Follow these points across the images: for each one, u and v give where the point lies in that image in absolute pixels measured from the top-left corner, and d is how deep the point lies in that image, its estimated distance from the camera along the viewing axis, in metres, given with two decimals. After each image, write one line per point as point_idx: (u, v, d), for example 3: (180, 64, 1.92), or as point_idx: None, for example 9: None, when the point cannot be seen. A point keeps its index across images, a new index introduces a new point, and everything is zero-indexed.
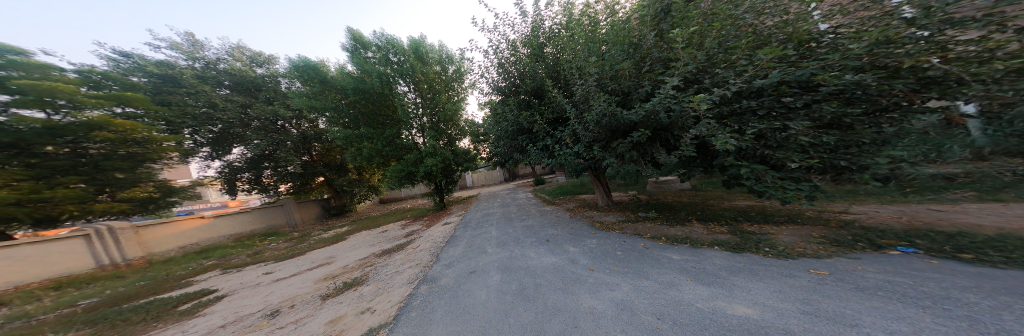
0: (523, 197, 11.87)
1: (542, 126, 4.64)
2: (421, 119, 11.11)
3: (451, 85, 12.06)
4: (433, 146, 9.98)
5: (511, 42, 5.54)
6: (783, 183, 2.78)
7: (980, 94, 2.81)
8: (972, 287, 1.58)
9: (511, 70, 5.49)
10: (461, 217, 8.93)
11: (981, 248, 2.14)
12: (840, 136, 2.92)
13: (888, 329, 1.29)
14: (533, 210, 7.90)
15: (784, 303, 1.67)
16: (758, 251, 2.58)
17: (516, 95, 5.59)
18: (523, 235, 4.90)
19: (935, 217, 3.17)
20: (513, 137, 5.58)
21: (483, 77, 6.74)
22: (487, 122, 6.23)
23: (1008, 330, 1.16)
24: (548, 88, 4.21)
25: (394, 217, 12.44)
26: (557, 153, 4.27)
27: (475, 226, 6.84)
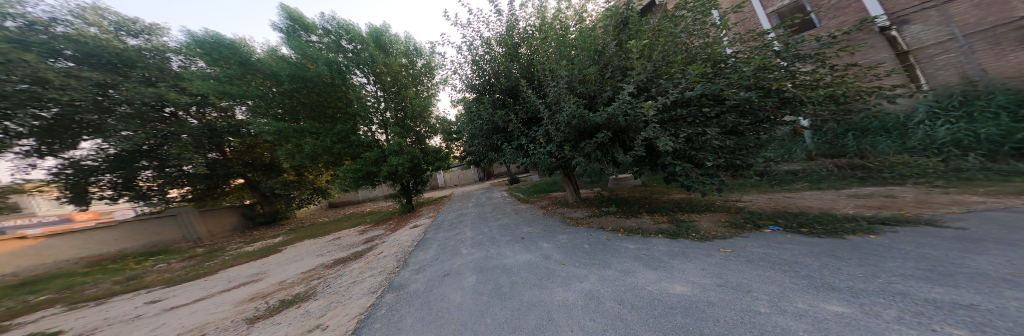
0: (497, 196, 12.02)
1: (516, 125, 4.75)
2: (388, 115, 10.29)
3: (419, 81, 11.65)
4: (399, 144, 9.35)
5: (485, 39, 5.49)
6: (703, 178, 3.52)
7: (817, 114, 4.06)
8: (806, 254, 2.49)
9: (486, 70, 5.48)
10: (430, 220, 8.52)
11: (811, 223, 3.24)
12: (737, 141, 3.81)
13: (767, 291, 1.93)
14: (507, 208, 8.11)
15: (706, 279, 2.20)
16: (688, 236, 3.27)
17: (491, 93, 5.58)
18: (498, 234, 5.00)
19: (790, 202, 4.53)
20: (487, 135, 5.53)
21: (456, 72, 6.54)
22: (460, 119, 6.05)
23: (830, 285, 1.94)
24: (523, 88, 4.30)
25: (349, 223, 11.12)
26: (531, 153, 4.41)
27: (448, 227, 6.65)
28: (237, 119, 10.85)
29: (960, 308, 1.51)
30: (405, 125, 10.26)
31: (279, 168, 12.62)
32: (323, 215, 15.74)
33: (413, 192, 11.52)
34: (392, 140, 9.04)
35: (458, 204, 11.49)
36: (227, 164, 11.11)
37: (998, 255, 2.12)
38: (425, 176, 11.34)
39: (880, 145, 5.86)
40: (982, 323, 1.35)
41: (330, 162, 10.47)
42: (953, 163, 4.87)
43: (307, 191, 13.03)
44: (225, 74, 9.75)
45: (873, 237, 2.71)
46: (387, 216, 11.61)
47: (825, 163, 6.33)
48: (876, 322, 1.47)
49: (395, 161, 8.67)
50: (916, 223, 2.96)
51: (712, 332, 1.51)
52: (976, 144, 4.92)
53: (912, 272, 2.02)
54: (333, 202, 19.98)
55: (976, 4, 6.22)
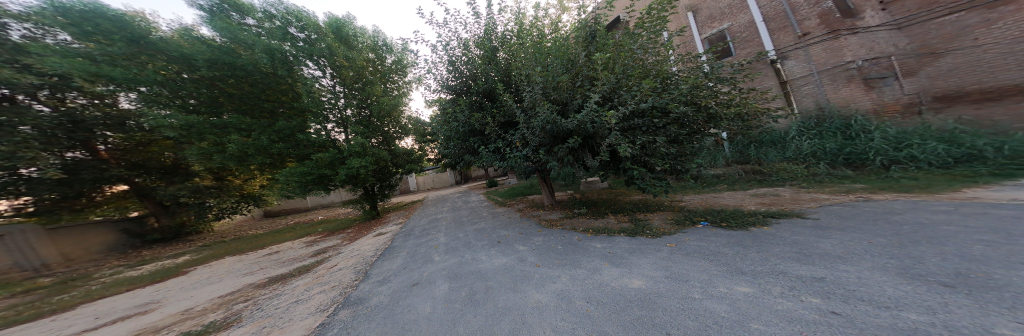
0: (474, 200, 11.74)
1: (493, 128, 4.75)
2: (357, 112, 9.32)
3: (388, 80, 10.62)
4: (362, 144, 8.50)
5: (463, 40, 5.39)
6: (655, 181, 4.05)
7: (736, 131, 5.06)
8: (728, 244, 3.11)
9: (463, 71, 5.41)
10: (398, 227, 7.89)
11: (729, 218, 4.11)
12: (680, 150, 4.46)
13: (701, 279, 2.36)
14: (483, 212, 8.04)
15: (657, 271, 2.58)
16: (644, 234, 3.74)
17: (468, 95, 5.50)
18: (474, 238, 4.94)
19: (717, 200, 5.57)
20: (462, 137, 5.42)
21: (431, 72, 6.28)
22: (435, 120, 5.78)
23: (743, 269, 2.47)
24: (499, 92, 4.32)
25: (294, 234, 9.61)
26: (508, 156, 4.50)
27: (418, 234, 6.25)
28: (120, 108, 8.36)
29: (816, 281, 2.10)
30: (370, 125, 9.32)
31: (189, 171, 10.50)
32: (251, 227, 13.37)
33: (377, 196, 10.65)
34: (353, 140, 8.18)
35: (430, 209, 10.92)
36: (103, 166, 8.76)
37: (837, 238, 3.00)
38: (389, 179, 10.45)
39: (771, 155, 7.68)
40: (828, 291, 1.90)
41: (265, 164, 8.78)
42: (812, 169, 6.66)
43: (231, 199, 11.13)
44: (102, 51, 7.18)
45: (765, 227, 3.58)
46: (343, 225, 10.31)
47: (737, 168, 7.90)
48: (768, 298, 1.92)
49: (357, 164, 7.89)
50: (792, 215, 3.98)
51: (662, 321, 1.76)
52: (825, 155, 6.87)
53: (790, 254, 2.71)
54: (270, 211, 16.97)
55: (825, 49, 8.36)
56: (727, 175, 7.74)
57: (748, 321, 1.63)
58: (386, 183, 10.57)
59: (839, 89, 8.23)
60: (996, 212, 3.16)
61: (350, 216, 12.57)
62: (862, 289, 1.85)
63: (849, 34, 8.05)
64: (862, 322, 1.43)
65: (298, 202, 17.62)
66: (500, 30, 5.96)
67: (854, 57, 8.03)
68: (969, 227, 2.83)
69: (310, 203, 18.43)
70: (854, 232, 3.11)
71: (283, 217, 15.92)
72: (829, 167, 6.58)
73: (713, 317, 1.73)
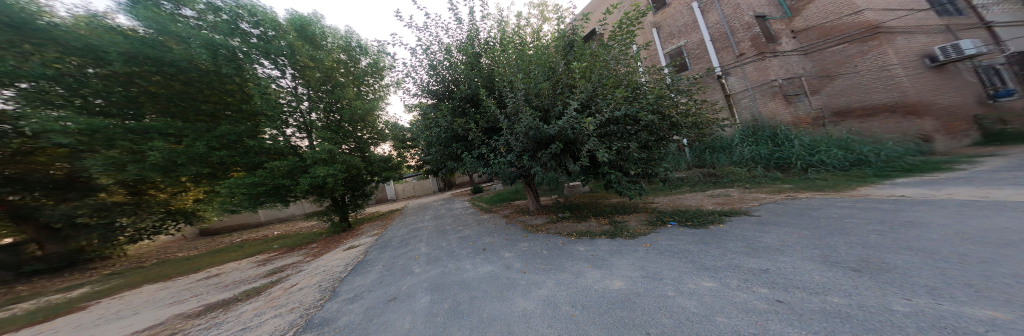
0: (458, 207, 11.37)
1: (477, 135, 4.69)
2: (332, 117, 9.05)
3: (361, 84, 10.16)
4: (330, 151, 7.78)
5: (444, 44, 5.34)
6: (628, 184, 4.34)
7: (693, 138, 5.63)
8: (697, 242, 3.40)
9: (445, 76, 5.32)
10: (373, 239, 7.31)
11: (694, 217, 4.51)
12: (650, 154, 4.81)
13: (674, 276, 2.52)
14: (466, 219, 7.81)
15: (635, 272, 2.71)
16: (623, 235, 3.92)
17: (450, 100, 5.42)
18: (457, 246, 4.76)
19: (684, 201, 6.08)
20: (444, 143, 5.31)
21: (410, 76, 6.13)
22: (415, 125, 5.53)
23: (710, 265, 2.69)
24: (482, 97, 4.31)
25: (243, 253, 8.38)
26: (492, 162, 4.49)
27: (396, 245, 5.85)
28: None
29: (766, 272, 2.37)
30: (340, 131, 8.78)
31: (91, 185, 8.46)
32: (186, 248, 11.37)
33: (348, 207, 9.81)
34: (318, 146, 7.46)
35: (410, 219, 10.28)
36: None
37: (776, 232, 3.45)
38: (362, 187, 9.65)
39: (721, 159, 8.66)
40: (775, 280, 2.15)
41: (202, 174, 7.50)
42: (753, 171, 7.69)
43: (152, 217, 9.30)
44: None
45: (719, 225, 4.00)
46: (306, 240, 9.27)
47: (697, 172, 8.69)
48: (730, 290, 2.11)
49: (322, 173, 7.14)
50: (740, 213, 4.52)
51: (641, 321, 1.83)
52: (761, 160, 7.95)
53: (744, 249, 3.04)
54: (209, 228, 14.58)
55: (755, 68, 9.72)
56: (688, 178, 8.53)
57: (714, 314, 1.77)
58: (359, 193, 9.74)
59: (767, 103, 9.60)
60: (880, 206, 3.93)
61: (314, 230, 11.38)
62: (799, 278, 2.14)
63: (775, 57, 9.57)
64: (801, 308, 1.64)
65: (247, 217, 15.46)
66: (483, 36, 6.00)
67: (781, 76, 9.52)
68: (865, 219, 3.46)
69: (263, 217, 16.21)
70: (790, 226, 3.61)
71: (229, 235, 13.78)
72: (767, 170, 7.62)
73: (686, 313, 1.84)
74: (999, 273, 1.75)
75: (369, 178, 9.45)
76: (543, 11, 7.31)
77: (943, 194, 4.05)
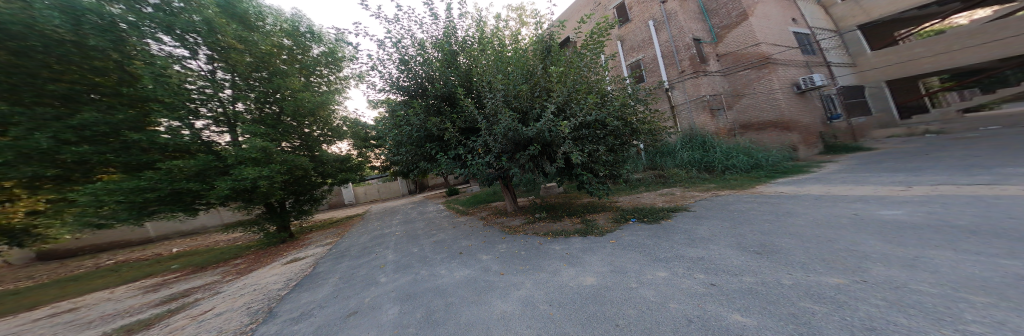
0: (432, 210, 10.74)
1: (454, 134, 4.78)
2: (269, 108, 7.86)
3: (310, 74, 9.05)
4: (265, 148, 6.58)
5: (420, 40, 5.47)
6: (597, 184, 4.68)
7: (647, 144, 6.33)
8: (655, 236, 3.82)
9: (418, 73, 5.46)
10: (326, 249, 6.47)
11: (652, 213, 5.06)
12: (616, 157, 5.26)
13: (638, 269, 2.78)
14: (442, 222, 7.45)
15: (605, 267, 2.90)
16: (594, 233, 4.19)
17: (424, 98, 5.53)
18: (430, 251, 4.52)
19: (643, 199, 6.77)
20: (417, 141, 5.35)
21: (376, 68, 6.00)
22: (383, 122, 5.70)
23: (667, 256, 3.06)
24: (460, 96, 4.30)
25: (135, 276, 6.62)
26: (470, 163, 4.42)
27: (356, 254, 5.27)
28: None
29: (704, 259, 2.79)
30: (280, 129, 7.69)
31: None
32: (23, 278, 8.42)
33: (288, 214, 8.64)
34: (249, 141, 6.21)
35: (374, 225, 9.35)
36: None
37: (705, 224, 4.12)
38: (308, 191, 8.62)
39: (668, 162, 9.88)
40: (713, 266, 2.57)
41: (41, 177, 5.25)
42: (686, 172, 9.13)
43: None
44: None
45: (667, 220, 4.61)
46: (231, 256, 7.72)
47: (650, 173, 9.75)
48: (679, 277, 2.44)
49: (253, 175, 5.94)
50: (682, 209, 5.24)
51: (612, 313, 1.97)
52: (693, 163, 9.43)
53: (687, 239, 3.53)
54: (57, 252, 11.53)
55: (692, 84, 11.36)
56: (642, 178, 9.55)
57: (669, 302, 2.01)
58: (300, 197, 8.68)
59: (699, 115, 11.34)
60: (775, 201, 5.00)
61: (242, 243, 9.57)
62: (729, 264, 2.56)
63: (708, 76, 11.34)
64: (734, 291, 1.99)
65: (126, 232, 13.05)
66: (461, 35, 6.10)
67: (713, 93, 11.37)
68: (765, 212, 4.38)
69: (152, 232, 13.72)
70: (716, 219, 4.32)
71: (99, 258, 10.66)
72: (701, 172, 9.05)
73: (647, 303, 2.05)
74: (850, 253, 2.40)
75: (311, 183, 8.46)
76: (521, 14, 7.28)
77: (815, 191, 5.33)
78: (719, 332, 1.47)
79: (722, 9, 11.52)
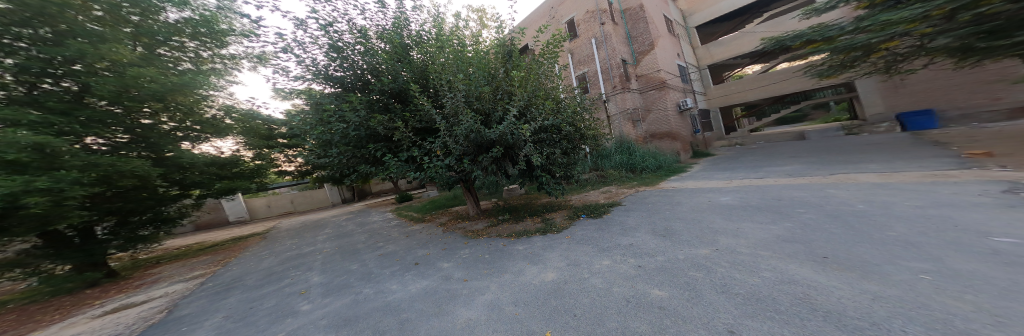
0: (379, 220, 9.47)
1: (407, 135, 4.45)
2: (53, 85, 4.45)
3: (158, 47, 5.76)
4: (41, 146, 3.68)
5: (361, 28, 4.87)
6: (554, 185, 5.03)
7: (592, 148, 7.04)
8: (602, 228, 4.32)
9: (358, 64, 4.89)
10: (193, 284, 4.88)
11: (600, 208, 5.69)
12: (570, 159, 5.72)
13: (588, 259, 3.09)
14: (391, 233, 6.65)
15: (562, 261, 3.12)
16: (553, 230, 4.46)
17: (369, 93, 4.99)
18: (376, 266, 4.01)
19: (590, 197, 7.55)
20: (361, 140, 4.93)
21: (294, 52, 4.97)
22: (309, 117, 4.97)
23: (612, 244, 3.51)
24: (416, 94, 4.04)
25: None
26: (427, 166, 4.19)
27: (263, 282, 4.18)
28: None
29: (633, 246, 3.33)
30: (85, 120, 4.51)
31: None
32: None
33: (109, 245, 5.91)
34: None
35: (297, 242, 7.67)
36: None
37: (633, 215, 4.92)
38: (148, 208, 6.32)
39: (605, 163, 11.28)
40: (640, 251, 3.09)
41: None
42: (620, 172, 10.60)
43: None
44: None
45: (608, 213, 5.26)
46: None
47: (594, 173, 10.93)
48: (618, 263, 2.85)
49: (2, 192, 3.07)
50: (615, 203, 6.08)
51: (571, 304, 2.11)
52: (624, 165, 11.01)
53: (624, 229, 4.12)
54: None
55: (620, 98, 13.39)
56: (589, 178, 10.60)
57: (613, 286, 2.31)
58: (126, 217, 6.06)
59: (624, 124, 13.45)
60: (683, 194, 6.29)
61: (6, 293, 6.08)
62: (656, 248, 3.11)
63: (632, 92, 13.56)
64: (655, 270, 2.53)
65: None
66: (415, 28, 5.66)
67: (635, 107, 13.65)
68: (677, 203, 5.48)
69: None
70: (642, 211, 5.16)
71: None
72: (629, 172, 10.65)
73: (598, 290, 2.28)
74: (726, 233, 3.25)
75: (151, 199, 6.29)
76: (482, 17, 7.04)
77: (708, 184, 6.95)
78: (646, 308, 1.80)
79: (641, 37, 13.83)
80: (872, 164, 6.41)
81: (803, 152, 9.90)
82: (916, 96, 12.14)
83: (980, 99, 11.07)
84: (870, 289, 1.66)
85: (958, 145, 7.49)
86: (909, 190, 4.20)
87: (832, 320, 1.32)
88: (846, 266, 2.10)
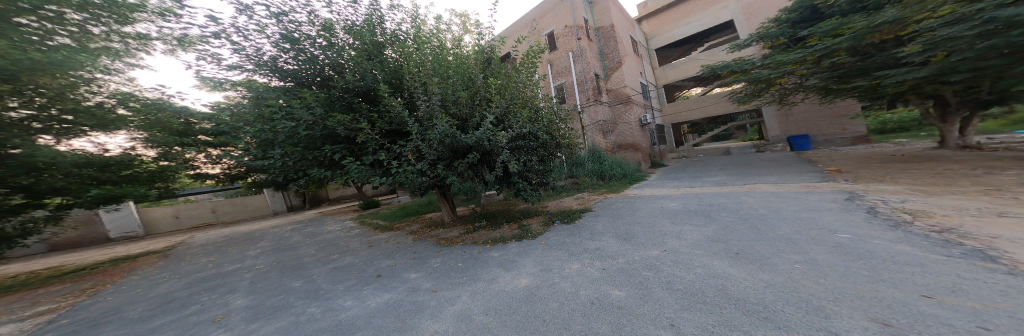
0: (338, 229, 8.51)
1: (373, 136, 4.13)
2: None
3: (16, 15, 4.22)
4: None
5: (325, 20, 4.49)
6: (530, 191, 5.12)
7: (569, 156, 7.31)
8: (574, 233, 4.47)
9: (318, 58, 4.45)
10: (45, 319, 3.68)
11: (574, 214, 5.91)
12: (548, 166, 5.85)
13: (559, 264, 3.16)
14: (350, 243, 6.01)
15: (535, 267, 3.15)
16: (529, 237, 4.48)
17: (332, 91, 4.55)
18: (327, 281, 3.57)
19: (566, 203, 7.80)
20: (317, 140, 4.47)
21: (236, 40, 4.36)
22: (254, 115, 4.42)
23: (582, 248, 3.65)
24: (386, 94, 3.81)
25: None
26: (397, 171, 3.94)
27: (166, 310, 3.37)
28: None
29: (600, 249, 3.51)
30: None
31: None
32: None
33: None
34: None
35: (228, 257, 6.48)
36: None
37: (603, 220, 5.19)
38: None
39: (579, 171, 11.84)
40: (606, 254, 3.27)
41: None
42: (592, 179, 11.25)
43: None
44: None
45: (580, 219, 5.48)
46: None
47: (569, 181, 11.38)
48: (587, 267, 2.97)
49: None
50: (587, 209, 6.37)
51: (542, 310, 2.12)
52: (595, 173, 11.70)
53: (594, 234, 4.31)
54: None
55: (590, 110, 14.25)
56: (565, 185, 10.98)
57: (580, 289, 2.40)
58: None
59: (594, 135, 14.29)
60: (648, 200, 6.89)
61: None
62: (621, 251, 3.32)
63: (601, 105, 14.49)
64: (617, 271, 2.69)
65: None
66: (391, 28, 5.39)
67: (604, 119, 14.56)
68: (643, 208, 5.96)
69: None
70: (611, 216, 5.48)
71: None
72: (599, 180, 11.33)
73: (567, 294, 2.34)
74: (679, 236, 3.61)
75: None
76: (464, 22, 6.94)
77: (667, 191, 7.72)
78: (608, 309, 1.90)
79: (610, 55, 15.02)
80: (785, 176, 7.80)
81: (730, 165, 11.62)
82: (797, 124, 15.22)
83: (835, 129, 14.38)
84: (767, 278, 2.01)
85: (826, 162, 9.58)
86: (810, 197, 5.20)
87: (741, 307, 1.58)
88: (751, 259, 2.51)
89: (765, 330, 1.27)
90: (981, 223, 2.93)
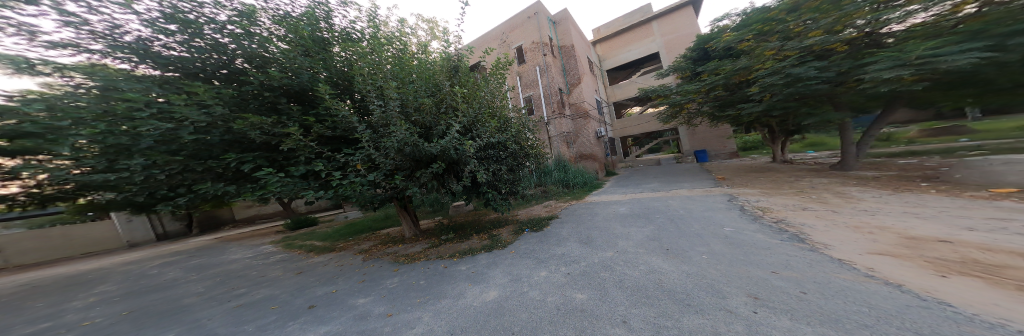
0: (262, 255, 7.07)
1: (308, 142, 3.57)
2: None
3: None
4: None
5: (244, 7, 3.89)
6: (500, 201, 5.02)
7: (536, 166, 7.41)
8: (541, 241, 4.47)
9: (227, 47, 3.79)
10: None
11: (543, 221, 5.96)
12: (519, 175, 5.81)
13: (522, 273, 3.09)
14: (273, 272, 5.01)
15: (502, 277, 3.03)
16: (500, 247, 4.31)
17: (251, 93, 3.85)
18: (227, 323, 2.84)
19: (533, 212, 7.83)
20: (214, 147, 3.70)
21: (85, 12, 3.23)
22: (96, 109, 3.13)
23: (546, 255, 3.66)
24: (331, 98, 3.40)
25: None
26: (343, 182, 3.48)
27: None
28: None
29: (557, 256, 3.56)
30: None
31: None
32: None
33: None
34: None
35: (82, 299, 4.81)
36: None
37: (570, 226, 5.31)
38: None
39: (547, 179, 12.19)
40: (569, 259, 3.30)
41: None
42: (558, 187, 11.71)
43: None
44: None
45: (548, 226, 5.52)
46: None
47: (540, 189, 11.58)
48: (553, 273, 2.95)
49: None
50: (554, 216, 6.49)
51: (506, 323, 1.98)
52: (562, 181, 12.15)
53: (559, 240, 4.36)
54: None
55: (555, 122, 14.72)
56: (536, 193, 11.12)
57: (542, 297, 2.37)
58: None
59: (558, 146, 14.67)
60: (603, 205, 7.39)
61: None
62: (581, 255, 3.39)
63: (564, 117, 15.11)
64: (580, 274, 2.72)
65: None
66: (341, 27, 4.89)
67: (568, 130, 15.15)
68: (601, 213, 6.33)
69: None
70: (576, 222, 5.68)
71: None
72: (565, 188, 11.76)
73: (527, 304, 2.28)
74: (626, 237, 3.87)
75: None
76: (432, 28, 6.69)
77: (618, 197, 8.45)
78: (571, 313, 1.87)
79: (572, 71, 16.11)
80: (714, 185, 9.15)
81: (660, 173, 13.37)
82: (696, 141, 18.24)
83: (717, 145, 17.69)
84: (688, 268, 2.30)
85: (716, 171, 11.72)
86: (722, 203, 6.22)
87: (672, 296, 1.74)
88: (677, 253, 2.79)
89: (689, 314, 1.42)
90: (795, 214, 4.03)
